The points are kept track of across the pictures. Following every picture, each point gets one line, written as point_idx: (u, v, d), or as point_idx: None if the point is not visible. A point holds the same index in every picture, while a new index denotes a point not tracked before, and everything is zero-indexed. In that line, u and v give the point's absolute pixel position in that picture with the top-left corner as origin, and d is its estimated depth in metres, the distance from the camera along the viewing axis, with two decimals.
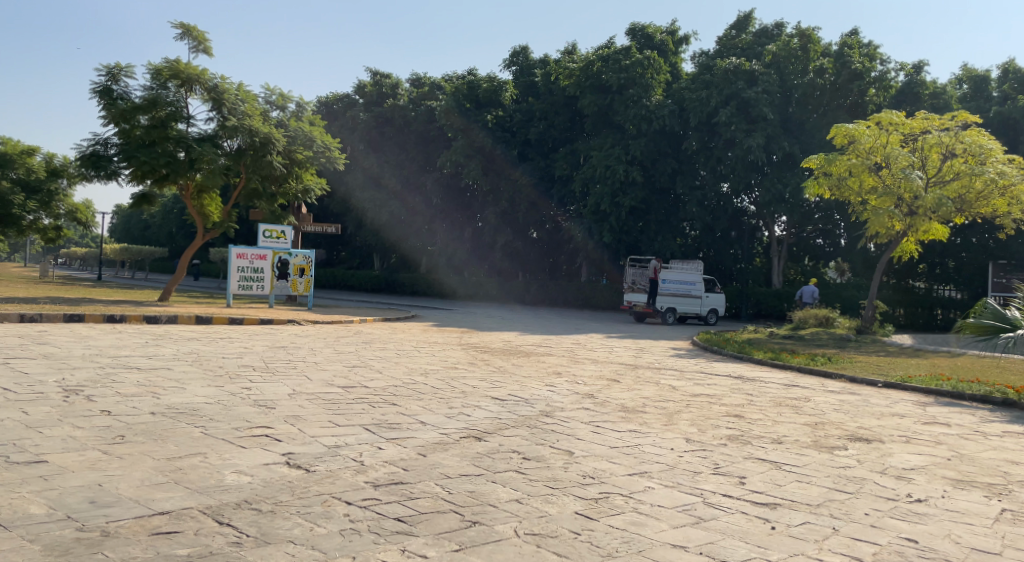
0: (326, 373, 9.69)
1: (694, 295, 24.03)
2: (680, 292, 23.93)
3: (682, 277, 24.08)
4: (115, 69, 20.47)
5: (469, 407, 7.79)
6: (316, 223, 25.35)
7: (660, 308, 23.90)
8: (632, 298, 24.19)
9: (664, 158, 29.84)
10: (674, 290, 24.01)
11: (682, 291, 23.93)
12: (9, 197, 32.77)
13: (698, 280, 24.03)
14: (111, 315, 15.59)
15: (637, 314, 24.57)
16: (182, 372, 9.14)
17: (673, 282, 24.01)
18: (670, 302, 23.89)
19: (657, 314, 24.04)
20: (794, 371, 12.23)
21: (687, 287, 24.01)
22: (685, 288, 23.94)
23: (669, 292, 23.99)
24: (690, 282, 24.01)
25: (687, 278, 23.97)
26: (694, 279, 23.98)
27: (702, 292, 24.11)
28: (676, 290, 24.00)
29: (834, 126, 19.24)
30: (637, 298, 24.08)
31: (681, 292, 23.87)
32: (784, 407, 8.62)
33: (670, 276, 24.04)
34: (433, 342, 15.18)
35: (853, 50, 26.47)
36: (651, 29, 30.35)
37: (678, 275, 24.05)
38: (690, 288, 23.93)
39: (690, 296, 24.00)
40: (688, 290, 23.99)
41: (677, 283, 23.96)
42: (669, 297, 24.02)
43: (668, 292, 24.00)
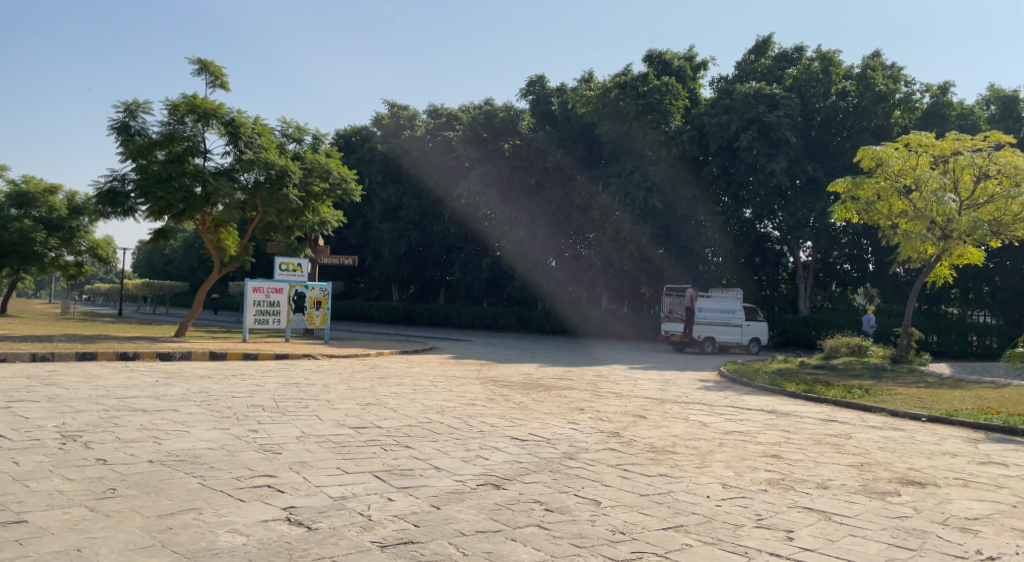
0: (339, 413, 9.28)
1: (734, 323, 23.64)
2: (718, 321, 23.38)
3: (720, 306, 23.48)
4: (133, 106, 20.51)
5: (487, 449, 7.34)
6: (333, 256, 25.12)
7: (697, 337, 23.20)
8: (669, 328, 23.62)
9: (685, 184, 29.51)
10: (712, 318, 23.34)
11: (721, 320, 23.44)
12: (32, 235, 33.05)
13: (738, 309, 23.61)
14: (125, 353, 15.34)
15: (676, 344, 23.90)
16: (188, 414, 8.78)
17: (710, 310, 23.30)
18: (708, 331, 23.22)
19: (693, 343, 23.32)
20: (829, 404, 11.65)
21: (727, 315, 23.53)
22: (724, 316, 23.45)
23: (706, 321, 23.31)
24: (730, 311, 23.55)
25: (726, 306, 23.49)
26: (734, 307, 23.54)
27: (741, 320, 23.69)
28: (714, 318, 23.37)
29: (861, 147, 18.59)
30: (674, 328, 23.36)
31: (721, 321, 23.40)
32: (824, 446, 8.06)
33: (707, 304, 23.31)
34: (451, 376, 14.74)
35: (876, 73, 26.13)
36: (668, 55, 30.14)
37: (715, 302, 23.36)
38: (730, 316, 23.48)
39: (730, 324, 23.56)
40: (728, 319, 23.52)
41: (715, 312, 23.29)
42: (708, 326, 23.33)
43: (705, 320, 23.28)
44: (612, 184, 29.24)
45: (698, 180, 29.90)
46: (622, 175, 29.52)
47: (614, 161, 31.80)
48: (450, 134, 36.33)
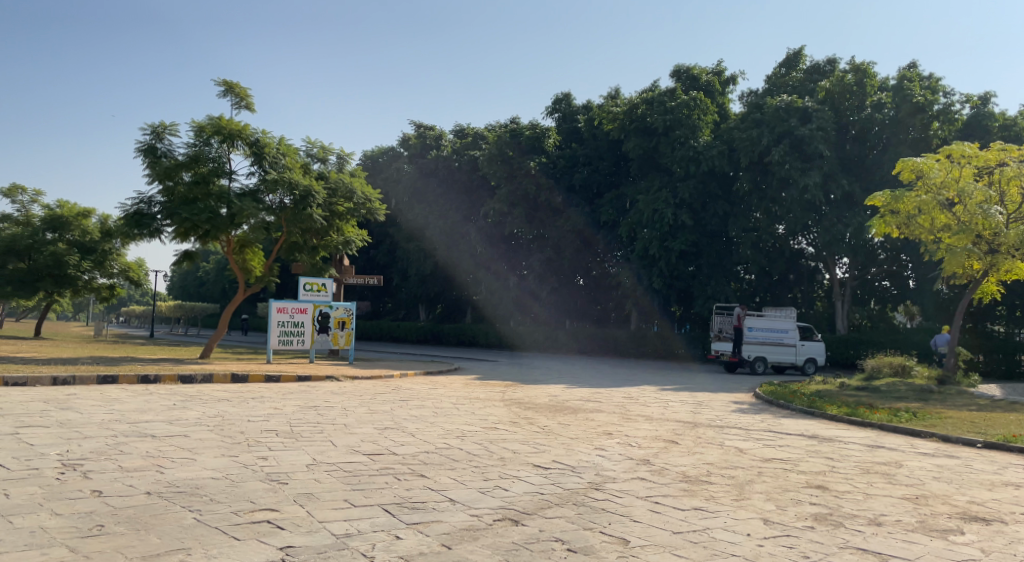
0: (355, 439, 8.86)
1: (787, 343, 22.74)
2: (769, 340, 22.56)
3: (772, 325, 22.74)
4: (160, 128, 20.51)
5: (509, 479, 6.89)
6: (359, 276, 24.85)
7: (746, 357, 22.51)
8: (718, 346, 22.87)
9: (715, 200, 28.92)
10: (763, 338, 22.53)
11: (773, 339, 22.61)
12: (66, 258, 33.33)
13: (791, 328, 22.75)
14: (146, 375, 15.09)
15: (727, 364, 23.10)
16: (198, 440, 8.42)
17: (761, 329, 22.56)
18: (758, 351, 22.47)
19: (743, 363, 22.65)
20: (875, 429, 11.00)
21: (779, 335, 22.69)
22: (776, 335, 22.61)
23: (757, 340, 22.54)
24: (782, 330, 22.72)
25: (778, 325, 22.68)
26: (786, 326, 22.70)
27: (795, 339, 22.79)
28: (766, 337, 22.57)
29: (900, 159, 18.02)
30: (722, 348, 22.64)
31: (773, 341, 22.58)
32: (873, 479, 7.48)
33: (757, 323, 22.59)
34: (475, 399, 14.26)
35: (913, 83, 25.39)
36: (696, 70, 29.66)
37: (766, 321, 22.62)
38: (783, 335, 22.64)
39: (783, 344, 22.69)
40: (780, 338, 22.68)
41: (766, 331, 22.48)
42: (759, 346, 22.56)
43: (756, 340, 22.51)
44: (640, 200, 28.77)
45: (728, 195, 29.30)
46: (650, 191, 29.08)
47: (641, 178, 31.32)
48: (476, 154, 36.13)
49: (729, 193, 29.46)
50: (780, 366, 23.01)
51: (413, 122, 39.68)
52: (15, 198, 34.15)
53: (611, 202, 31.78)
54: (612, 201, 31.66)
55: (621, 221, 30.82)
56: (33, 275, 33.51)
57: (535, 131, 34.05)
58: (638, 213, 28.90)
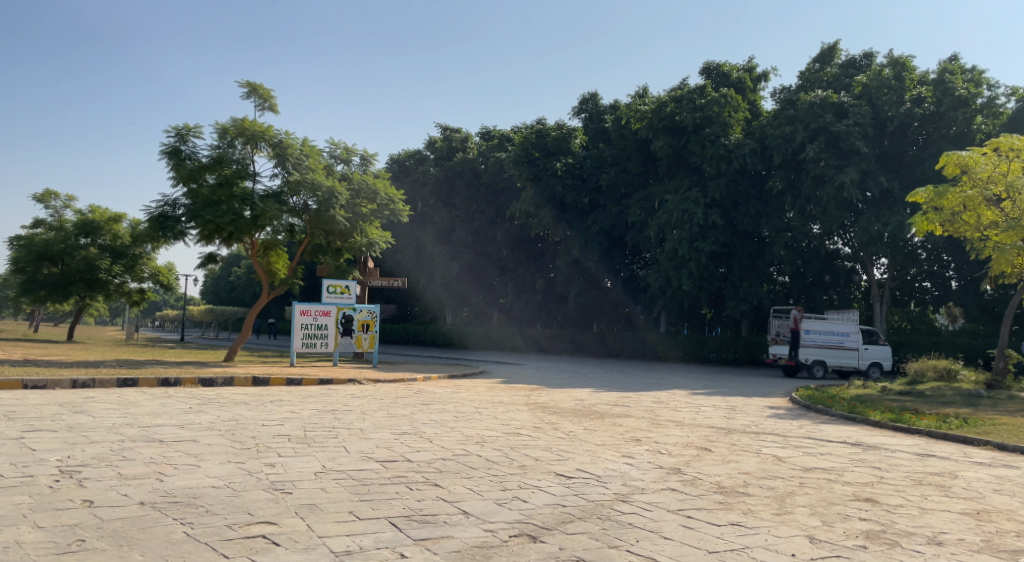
0: (369, 445, 8.45)
1: (848, 346, 21.65)
2: (828, 343, 21.57)
3: (832, 328, 21.69)
4: (183, 130, 20.36)
5: (529, 489, 6.42)
6: (383, 279, 24.50)
7: (804, 361, 21.70)
8: (776, 350, 22.37)
9: (747, 199, 28.18)
10: (822, 341, 21.57)
11: (832, 343, 21.59)
12: (97, 263, 33.54)
13: (853, 331, 21.68)
14: (166, 378, 14.81)
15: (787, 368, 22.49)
16: (206, 444, 8.05)
17: (819, 332, 21.61)
18: (817, 355, 21.64)
19: (802, 366, 21.91)
20: (922, 437, 10.36)
21: (840, 338, 21.64)
22: (837, 339, 21.60)
23: (815, 344, 21.62)
24: (843, 333, 21.72)
25: (839, 328, 21.65)
26: (848, 329, 21.66)
27: (857, 343, 21.67)
28: (825, 340, 21.60)
29: (944, 153, 17.19)
30: (780, 351, 22.17)
31: (833, 344, 21.58)
32: (926, 493, 6.91)
33: (815, 326, 21.62)
34: (499, 403, 13.77)
35: (955, 76, 24.49)
36: (727, 67, 28.94)
37: (824, 324, 21.66)
38: (844, 339, 21.61)
39: (844, 348, 21.62)
40: (840, 342, 21.65)
41: (824, 334, 21.56)
42: (817, 350, 21.61)
43: (814, 343, 21.61)
44: (669, 201, 28.14)
45: (761, 194, 28.54)
46: (680, 191, 28.42)
47: (670, 177, 30.65)
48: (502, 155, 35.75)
49: (761, 192, 28.69)
50: (842, 370, 22.00)
51: (439, 125, 39.38)
52: (48, 203, 34.51)
53: (640, 202, 31.18)
54: (640, 202, 31.05)
55: (649, 222, 30.19)
56: (65, 279, 33.81)
57: (561, 132, 33.95)
58: (667, 213, 28.28)
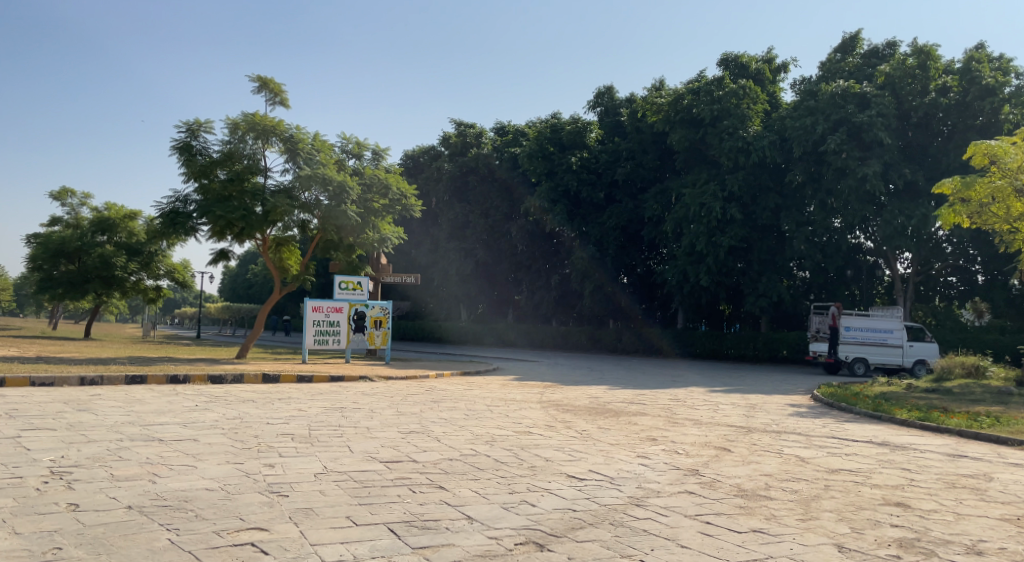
0: (374, 444, 8.15)
1: (892, 344, 21.14)
2: (869, 340, 21.10)
3: (874, 325, 21.18)
4: (194, 124, 20.10)
5: (538, 492, 6.12)
6: (395, 274, 24.23)
7: (843, 358, 21.18)
8: (816, 347, 21.86)
9: (767, 192, 27.64)
10: (862, 338, 21.12)
11: (874, 340, 21.11)
12: (113, 260, 33.55)
13: (897, 328, 21.14)
14: (176, 375, 14.58)
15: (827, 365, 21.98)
16: (205, 443, 7.77)
17: (860, 329, 21.14)
18: (857, 352, 21.13)
19: (841, 364, 21.36)
20: (953, 439, 9.96)
21: (883, 335, 21.13)
22: (879, 336, 21.08)
23: (856, 340, 21.14)
24: (886, 330, 21.15)
25: (882, 325, 21.12)
26: (892, 326, 21.09)
27: (901, 340, 21.12)
28: (866, 337, 21.13)
29: (972, 142, 16.76)
30: (819, 348, 21.71)
31: (875, 341, 21.09)
32: (961, 500, 6.57)
33: (856, 322, 21.17)
34: (512, 401, 13.44)
35: (981, 65, 23.87)
36: (745, 59, 28.39)
37: (866, 321, 21.16)
38: (887, 336, 21.06)
39: (887, 345, 21.10)
40: (884, 339, 21.12)
41: (865, 330, 21.10)
42: (857, 346, 21.16)
43: (854, 340, 21.12)
44: (686, 194, 27.70)
45: (780, 187, 27.99)
46: (697, 185, 27.96)
47: (687, 171, 30.17)
48: (517, 151, 35.46)
49: (781, 185, 28.14)
50: (885, 368, 21.43)
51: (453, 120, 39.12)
52: (65, 201, 34.57)
53: (656, 197, 30.73)
54: (657, 196, 30.59)
55: (666, 217, 29.76)
56: (82, 276, 33.88)
57: (576, 126, 33.19)
58: (684, 208, 27.83)
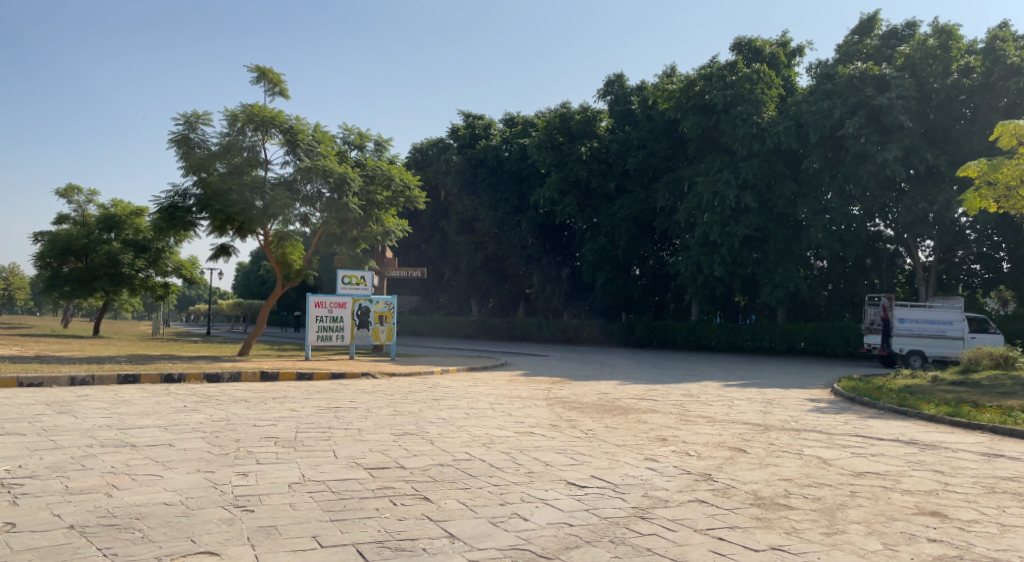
0: (361, 448, 7.58)
1: (951, 336, 20.17)
2: (926, 332, 20.30)
3: (931, 316, 20.38)
4: (192, 117, 19.55)
5: (533, 503, 5.53)
6: (400, 268, 23.69)
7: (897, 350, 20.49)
8: (870, 340, 21.25)
9: (783, 179, 26.87)
10: (918, 330, 20.36)
11: (932, 331, 20.26)
12: (120, 257, 33.19)
13: (958, 319, 20.19)
14: (170, 374, 14.05)
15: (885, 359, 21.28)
16: (179, 448, 7.22)
17: (915, 320, 20.41)
18: (913, 344, 20.37)
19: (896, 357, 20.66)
20: (986, 437, 9.31)
21: (941, 326, 20.24)
22: (937, 328, 20.22)
23: (911, 332, 20.40)
24: (945, 321, 20.27)
25: (939, 316, 20.29)
26: (951, 317, 20.20)
27: (962, 331, 20.12)
28: (923, 329, 20.35)
29: (999, 123, 16.01)
30: (873, 341, 21.07)
31: (931, 333, 20.25)
32: (1004, 508, 5.92)
33: (910, 314, 20.46)
34: (517, 398, 12.87)
35: (1007, 44, 23.03)
36: (759, 42, 27.55)
37: (923, 312, 20.41)
38: (945, 327, 20.16)
39: (945, 337, 20.19)
40: (942, 330, 20.25)
41: (920, 322, 20.35)
42: (913, 339, 20.39)
43: (909, 332, 20.40)
44: (699, 182, 26.98)
45: (797, 174, 27.20)
46: (710, 172, 27.21)
47: (700, 159, 29.45)
48: (526, 142, 34.83)
49: (797, 172, 27.35)
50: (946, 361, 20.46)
51: (462, 112, 38.68)
52: (71, 198, 34.23)
53: (668, 186, 30.05)
54: (669, 185, 29.89)
55: (678, 206, 29.05)
56: (89, 274, 33.48)
57: (585, 115, 32.77)
58: (697, 196, 27.14)
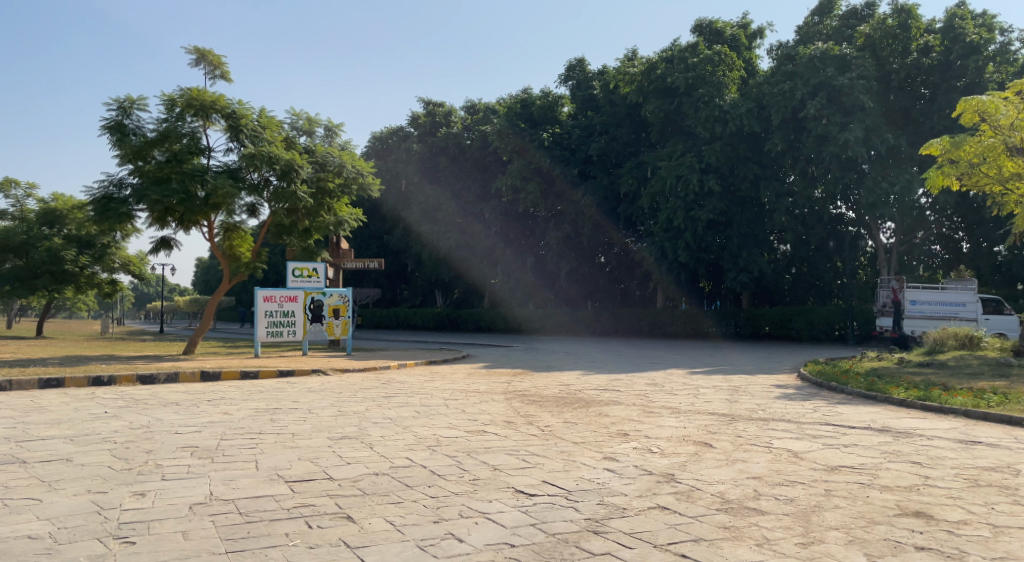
0: (287, 457, 6.80)
1: (963, 317, 20.21)
2: (938, 314, 20.20)
3: (942, 299, 20.30)
4: (126, 102, 18.52)
5: (471, 519, 4.83)
6: (356, 259, 22.68)
7: (909, 333, 20.27)
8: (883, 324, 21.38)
9: (745, 162, 26.43)
10: (929, 311, 20.22)
11: (944, 313, 20.20)
12: (61, 253, 31.76)
13: (970, 301, 20.24)
14: (98, 377, 13.10)
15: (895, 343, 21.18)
16: (76, 464, 6.41)
17: (925, 303, 20.24)
18: (924, 326, 20.22)
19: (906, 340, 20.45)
20: (962, 422, 8.86)
21: (953, 308, 20.23)
22: (949, 310, 20.20)
23: (922, 314, 20.25)
24: (957, 303, 20.28)
25: (951, 299, 20.24)
26: (963, 298, 20.21)
27: (974, 312, 20.22)
28: (933, 311, 20.22)
29: (962, 98, 15.55)
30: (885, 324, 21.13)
31: (943, 315, 20.19)
32: (992, 505, 5.36)
33: (922, 296, 20.26)
34: (473, 393, 12.18)
35: (966, 21, 22.86)
36: (719, 24, 27.35)
37: (935, 294, 20.27)
38: (958, 309, 20.19)
39: (956, 319, 20.19)
40: (954, 313, 20.26)
41: (932, 304, 20.20)
42: (924, 321, 20.24)
43: (919, 314, 20.26)
44: (662, 167, 26.47)
45: (760, 157, 26.80)
46: (673, 156, 26.71)
47: (663, 143, 28.89)
48: (486, 129, 34.07)
49: (760, 154, 26.95)
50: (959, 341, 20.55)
51: (421, 99, 37.87)
52: (8, 192, 32.77)
53: (632, 171, 29.50)
54: (633, 170, 29.31)
55: (641, 191, 28.50)
56: (30, 271, 31.98)
57: (546, 101, 32.35)
58: (661, 181, 26.66)
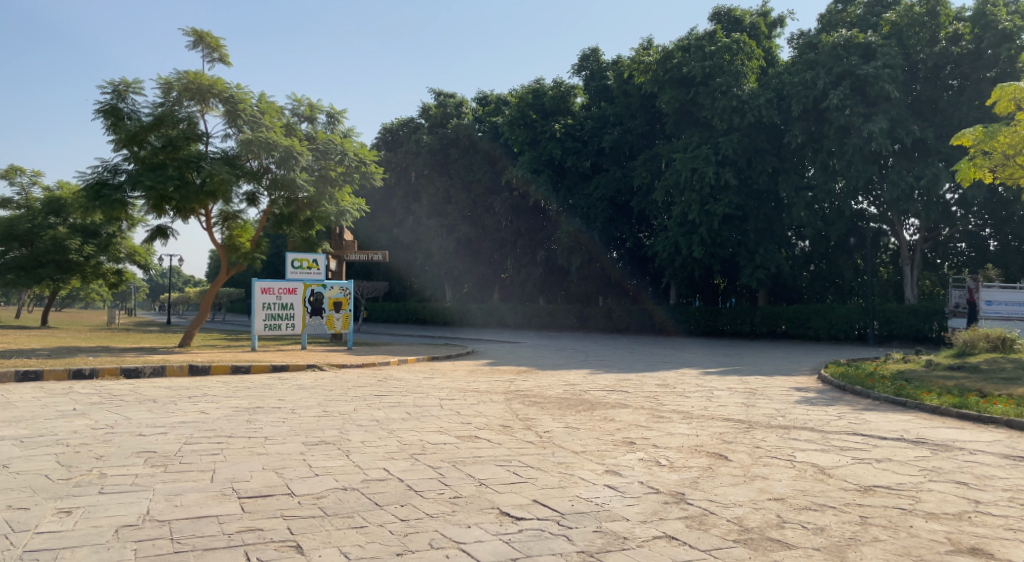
0: (250, 466, 6.07)
1: None
2: (1013, 314, 19.57)
3: (1016, 299, 19.69)
4: (121, 85, 17.92)
5: (442, 552, 4.10)
6: (359, 250, 21.87)
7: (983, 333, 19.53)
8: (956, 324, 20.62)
9: (764, 155, 25.50)
10: (1004, 311, 19.53)
11: (1018, 313, 19.59)
12: (66, 243, 31.23)
13: None
14: (80, 370, 12.51)
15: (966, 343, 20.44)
16: (12, 473, 5.73)
17: (1001, 302, 19.54)
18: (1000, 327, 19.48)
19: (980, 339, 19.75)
20: (1005, 434, 8.02)
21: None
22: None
23: (999, 315, 19.52)
24: None
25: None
26: None
27: None
28: (1010, 312, 19.55)
29: (998, 85, 14.63)
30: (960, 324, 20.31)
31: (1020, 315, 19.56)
32: None
33: (998, 296, 19.55)
34: (471, 392, 11.43)
35: (998, 8, 21.78)
36: (738, 11, 26.38)
37: (1010, 293, 19.60)
38: None
39: None
40: None
41: (1009, 304, 19.50)
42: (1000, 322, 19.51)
43: (996, 314, 19.50)
44: (677, 159, 25.60)
45: (779, 149, 25.87)
46: (687, 148, 25.84)
47: (678, 135, 27.96)
48: (498, 120, 33.28)
49: (779, 147, 26.03)
50: None
51: (431, 90, 37.12)
52: (13, 180, 32.33)
53: (645, 163, 28.61)
54: (646, 163, 28.40)
55: (655, 184, 27.65)
56: (34, 260, 31.54)
57: (559, 91, 31.38)
58: (676, 174, 25.74)
